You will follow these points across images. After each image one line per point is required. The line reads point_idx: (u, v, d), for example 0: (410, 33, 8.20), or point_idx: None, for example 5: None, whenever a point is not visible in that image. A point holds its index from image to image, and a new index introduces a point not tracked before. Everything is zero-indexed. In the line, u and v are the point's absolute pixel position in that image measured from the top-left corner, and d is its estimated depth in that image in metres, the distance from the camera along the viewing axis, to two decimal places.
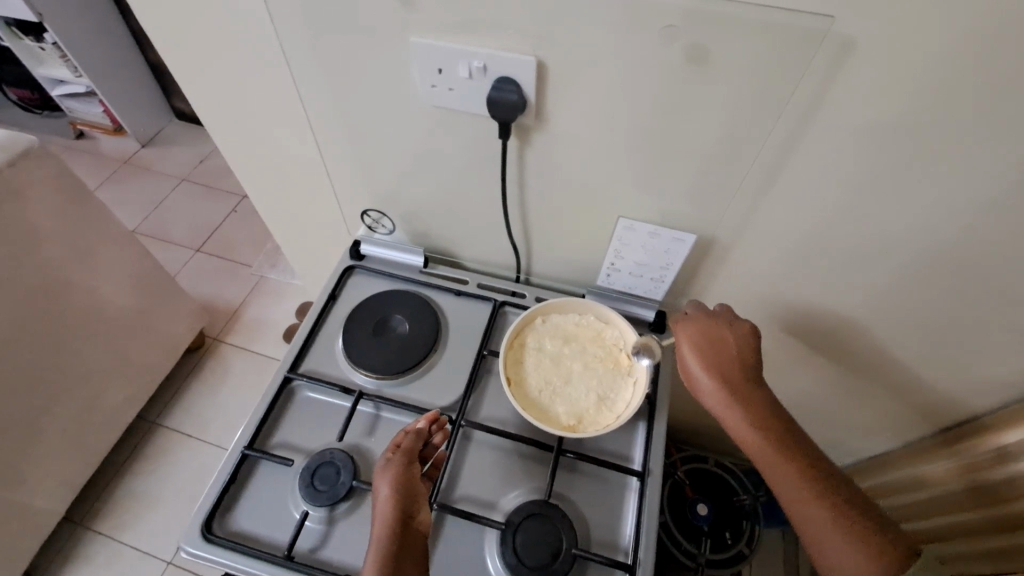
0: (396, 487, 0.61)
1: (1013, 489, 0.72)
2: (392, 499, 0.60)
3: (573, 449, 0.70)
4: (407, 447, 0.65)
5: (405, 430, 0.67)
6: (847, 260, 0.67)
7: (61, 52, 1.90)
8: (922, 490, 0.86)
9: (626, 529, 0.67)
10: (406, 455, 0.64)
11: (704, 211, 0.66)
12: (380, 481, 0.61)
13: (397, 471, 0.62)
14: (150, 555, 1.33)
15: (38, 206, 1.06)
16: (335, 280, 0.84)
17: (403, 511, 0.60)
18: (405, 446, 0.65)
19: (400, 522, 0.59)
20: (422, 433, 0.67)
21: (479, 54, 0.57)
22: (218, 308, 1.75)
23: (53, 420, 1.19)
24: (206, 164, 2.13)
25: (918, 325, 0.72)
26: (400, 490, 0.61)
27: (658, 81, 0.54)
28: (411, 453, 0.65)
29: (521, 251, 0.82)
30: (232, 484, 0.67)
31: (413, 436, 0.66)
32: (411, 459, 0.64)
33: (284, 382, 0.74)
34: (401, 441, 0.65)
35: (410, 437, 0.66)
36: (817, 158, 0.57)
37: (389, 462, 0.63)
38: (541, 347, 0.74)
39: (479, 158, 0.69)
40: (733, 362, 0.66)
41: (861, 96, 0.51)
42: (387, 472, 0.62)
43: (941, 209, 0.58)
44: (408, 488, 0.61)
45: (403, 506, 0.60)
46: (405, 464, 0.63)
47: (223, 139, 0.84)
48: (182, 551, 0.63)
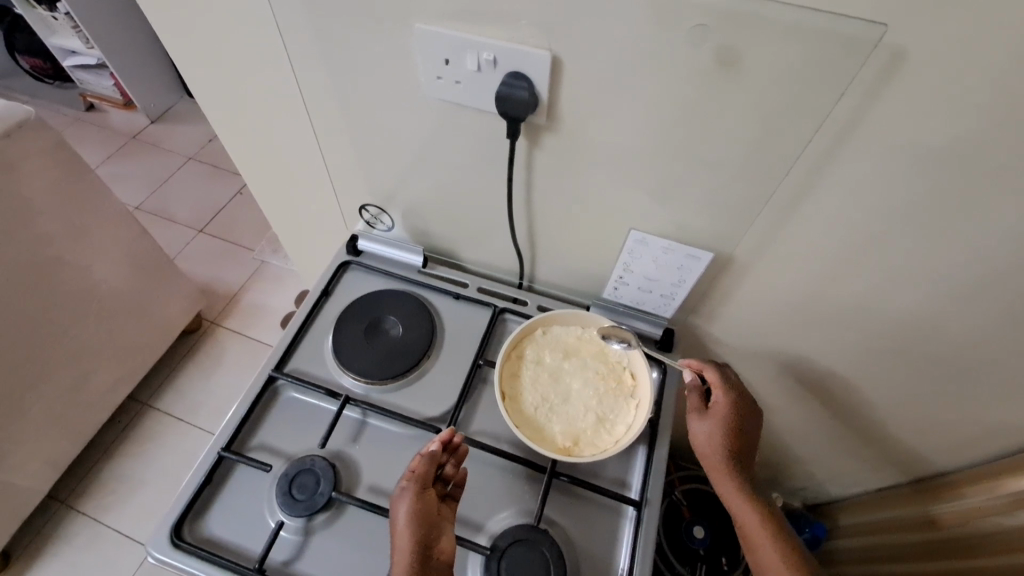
0: (412, 519, 0.56)
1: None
2: (409, 532, 0.55)
3: (567, 472, 0.66)
4: (421, 472, 0.59)
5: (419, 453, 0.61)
6: (874, 287, 0.63)
7: (73, 23, 1.87)
8: (931, 532, 0.83)
9: (619, 562, 0.63)
10: (419, 482, 0.58)
11: (724, 228, 0.62)
12: (397, 512, 0.57)
13: (411, 502, 0.57)
14: (132, 540, 1.31)
15: (31, 180, 1.03)
16: (329, 276, 0.80)
17: (421, 545, 0.55)
18: (418, 471, 0.59)
19: (420, 558, 0.54)
20: (437, 455, 0.61)
21: (489, 46, 0.52)
22: (217, 291, 1.72)
23: (38, 398, 1.17)
24: (214, 144, 2.10)
25: (943, 361, 0.68)
26: (416, 522, 0.56)
27: (684, 86, 0.50)
28: (426, 478, 0.59)
29: (525, 257, 0.78)
30: (205, 488, 0.64)
31: (427, 460, 0.60)
32: (427, 485, 0.59)
33: (268, 381, 0.71)
34: (415, 466, 0.60)
35: (424, 461, 0.60)
36: (852, 178, 0.53)
37: (403, 492, 0.58)
38: (540, 361, 0.70)
39: (485, 157, 0.65)
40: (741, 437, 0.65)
41: (906, 116, 0.47)
42: (402, 503, 0.57)
43: (984, 240, 0.53)
44: (425, 518, 0.57)
45: (421, 540, 0.55)
46: (419, 492, 0.58)
47: (220, 122, 0.80)
48: (149, 556, 0.60)
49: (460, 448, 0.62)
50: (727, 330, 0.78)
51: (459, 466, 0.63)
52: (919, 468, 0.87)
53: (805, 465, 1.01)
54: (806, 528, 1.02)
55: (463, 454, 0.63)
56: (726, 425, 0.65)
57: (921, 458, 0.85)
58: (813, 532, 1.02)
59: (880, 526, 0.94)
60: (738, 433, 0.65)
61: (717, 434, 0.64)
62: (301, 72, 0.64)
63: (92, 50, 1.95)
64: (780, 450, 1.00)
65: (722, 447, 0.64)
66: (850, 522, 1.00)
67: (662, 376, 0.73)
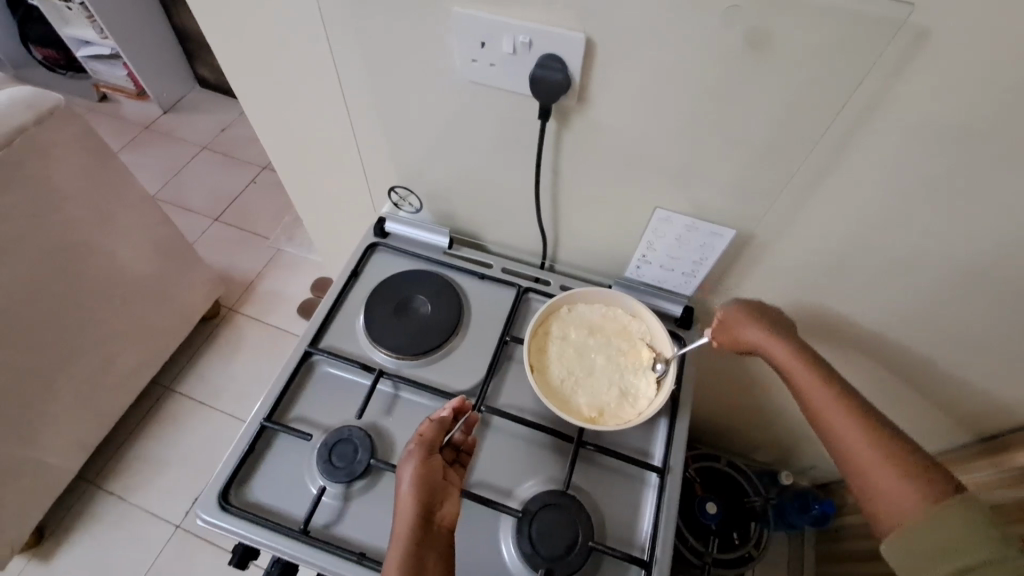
0: (417, 480, 0.57)
1: None
2: (412, 493, 0.56)
3: (593, 441, 0.69)
4: (428, 437, 0.61)
5: (428, 419, 0.63)
6: (890, 265, 0.65)
7: (88, 13, 1.88)
8: None
9: (643, 526, 0.66)
10: (426, 446, 0.60)
11: (746, 207, 0.64)
12: (402, 474, 0.58)
13: (418, 464, 0.58)
14: (159, 518, 1.35)
15: (61, 166, 1.05)
16: (357, 257, 0.83)
17: (425, 506, 0.56)
18: (426, 436, 0.61)
19: (423, 518, 0.55)
20: (447, 422, 0.63)
21: (525, 29, 0.55)
22: (234, 279, 1.75)
23: (68, 379, 1.20)
24: (227, 134, 2.12)
25: (956, 338, 0.70)
26: (421, 483, 0.57)
27: (712, 67, 0.52)
28: (433, 443, 0.61)
29: (549, 238, 0.81)
30: (249, 455, 0.67)
31: (436, 425, 0.62)
32: (433, 450, 0.60)
33: (304, 356, 0.74)
34: (424, 430, 0.62)
35: (432, 426, 0.62)
36: (875, 155, 0.55)
37: (410, 454, 0.59)
38: (565, 336, 0.73)
39: (514, 139, 0.67)
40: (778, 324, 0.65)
41: (927, 95, 0.49)
42: (408, 465, 0.59)
43: (1000, 219, 0.55)
44: (430, 481, 0.58)
45: (425, 501, 0.56)
46: (425, 456, 0.60)
47: (252, 106, 0.82)
48: (198, 518, 0.63)
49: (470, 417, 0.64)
50: None
51: (469, 433, 0.66)
52: None
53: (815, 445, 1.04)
54: (816, 504, 1.03)
55: (472, 422, 0.66)
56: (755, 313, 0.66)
57: None
58: (822, 508, 1.02)
59: None
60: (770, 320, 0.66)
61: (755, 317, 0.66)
62: (336, 55, 0.67)
63: (106, 40, 1.96)
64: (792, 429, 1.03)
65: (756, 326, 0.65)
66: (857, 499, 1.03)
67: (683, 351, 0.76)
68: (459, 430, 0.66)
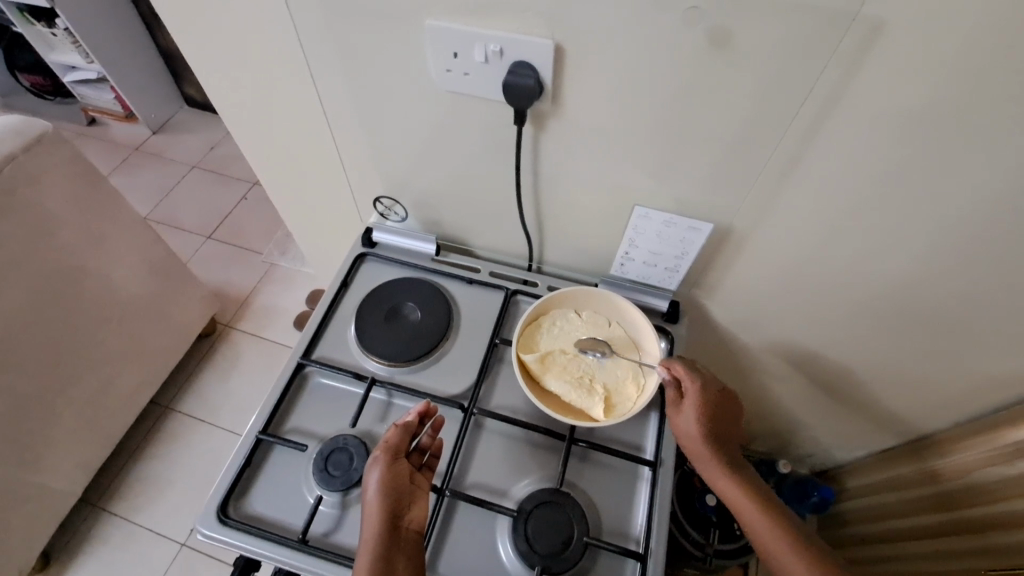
0: (382, 486, 0.59)
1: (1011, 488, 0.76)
2: (377, 501, 0.58)
3: (585, 438, 0.70)
4: (393, 442, 0.62)
5: (394, 424, 0.63)
6: (867, 251, 0.66)
7: (72, 38, 1.89)
8: (896, 493, 0.95)
9: (637, 519, 0.67)
10: (391, 452, 0.61)
11: (723, 202, 0.65)
12: (368, 480, 0.59)
13: (384, 471, 0.59)
14: (165, 537, 1.36)
15: (50, 191, 1.06)
16: (346, 268, 0.84)
17: (391, 512, 0.58)
18: (391, 441, 0.62)
19: (390, 523, 0.57)
20: (412, 427, 0.63)
21: (496, 38, 0.56)
22: (229, 295, 1.76)
23: (68, 402, 1.21)
24: (217, 152, 2.14)
25: (937, 319, 0.71)
26: (387, 489, 0.58)
27: (679, 66, 0.53)
28: (399, 448, 0.62)
29: (534, 241, 0.82)
30: (246, 468, 0.68)
31: (402, 431, 0.63)
32: (398, 455, 0.61)
33: (297, 368, 0.75)
34: (389, 436, 0.62)
35: (398, 431, 0.62)
36: (844, 142, 0.56)
37: (376, 461, 0.60)
38: (559, 327, 0.75)
39: (493, 145, 0.68)
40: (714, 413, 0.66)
41: (888, 82, 0.50)
42: (373, 471, 0.60)
43: (968, 201, 0.57)
44: (396, 486, 0.59)
45: (391, 510, 0.58)
46: (390, 462, 0.60)
47: (236, 124, 0.84)
48: (198, 533, 0.64)
49: (435, 420, 0.65)
50: (730, 300, 0.82)
51: (436, 436, 0.67)
52: (919, 427, 0.90)
53: (810, 432, 1.05)
54: (815, 492, 1.06)
55: (439, 425, 0.66)
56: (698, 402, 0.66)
57: (919, 417, 0.89)
58: (822, 495, 1.06)
59: (884, 484, 0.98)
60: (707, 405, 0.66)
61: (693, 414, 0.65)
62: (315, 72, 0.68)
63: (92, 64, 1.97)
64: (786, 418, 1.04)
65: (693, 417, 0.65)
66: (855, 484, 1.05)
67: (670, 346, 0.77)
68: (427, 433, 0.66)
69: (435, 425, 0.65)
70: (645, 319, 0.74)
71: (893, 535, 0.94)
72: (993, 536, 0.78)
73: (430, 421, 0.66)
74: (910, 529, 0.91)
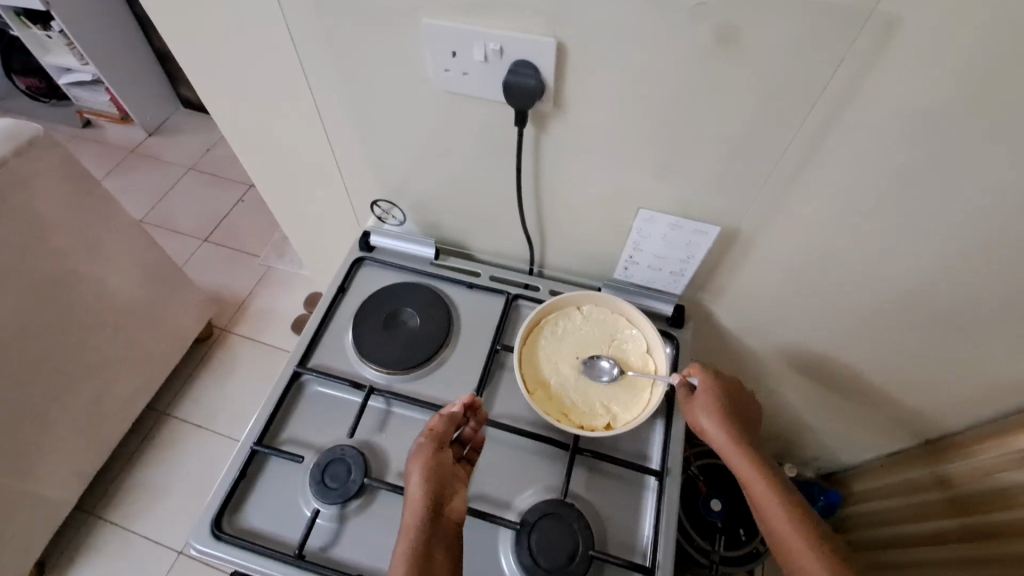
0: (426, 474, 0.58)
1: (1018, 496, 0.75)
2: (420, 488, 0.57)
3: (589, 448, 0.68)
4: (438, 431, 0.61)
5: (438, 414, 0.63)
6: (877, 252, 0.64)
7: (66, 40, 1.87)
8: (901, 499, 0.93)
9: (644, 531, 0.65)
10: (435, 441, 0.61)
11: (730, 203, 0.64)
12: (411, 467, 0.59)
13: (427, 459, 0.59)
14: (162, 545, 1.34)
15: (43, 197, 1.04)
16: (343, 273, 0.82)
17: (433, 500, 0.57)
18: (435, 430, 0.61)
19: (430, 511, 0.56)
20: (456, 417, 0.63)
21: (496, 37, 0.54)
22: (226, 299, 1.74)
23: (63, 410, 1.19)
24: (213, 154, 2.12)
25: (947, 322, 0.69)
26: (429, 478, 0.58)
27: (686, 66, 0.51)
28: (442, 438, 0.62)
29: (535, 244, 0.80)
30: (241, 481, 0.66)
31: (446, 420, 0.62)
32: (441, 445, 0.61)
33: (293, 376, 0.73)
34: (433, 425, 0.62)
35: (442, 421, 0.62)
36: (856, 144, 0.54)
37: (420, 449, 0.60)
38: (560, 333, 0.72)
39: (494, 146, 0.67)
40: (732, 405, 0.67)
41: (904, 80, 0.48)
42: (416, 459, 0.59)
43: (982, 204, 0.55)
44: (437, 475, 0.59)
45: (433, 497, 0.57)
46: (434, 451, 0.60)
47: (230, 126, 0.82)
48: (192, 548, 0.62)
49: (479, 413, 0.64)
50: (736, 304, 0.80)
51: (478, 430, 0.65)
52: (928, 432, 0.89)
53: (816, 436, 1.03)
54: (822, 496, 1.05)
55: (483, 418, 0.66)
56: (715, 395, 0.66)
57: (927, 422, 0.87)
58: (828, 500, 1.04)
59: (894, 488, 0.95)
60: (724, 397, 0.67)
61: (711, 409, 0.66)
62: (309, 73, 0.66)
63: (87, 66, 1.95)
64: (793, 421, 1.02)
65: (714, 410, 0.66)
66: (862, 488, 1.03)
67: (675, 351, 0.76)
68: (470, 426, 0.66)
69: (478, 419, 0.65)
70: (651, 327, 0.72)
71: (902, 540, 0.92)
72: (1011, 544, 0.75)
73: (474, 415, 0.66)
74: (918, 533, 0.89)
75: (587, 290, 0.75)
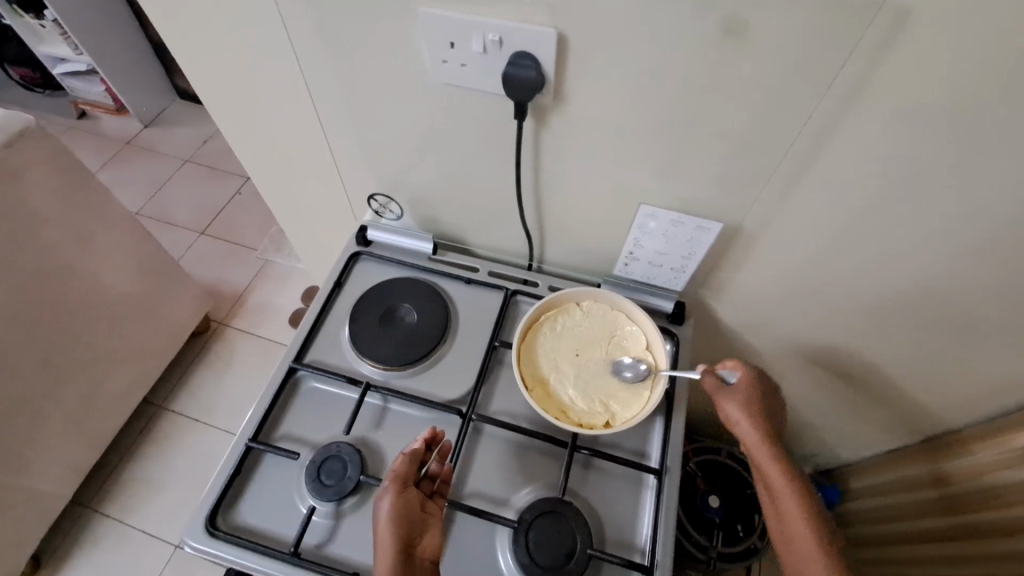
0: (394, 517, 0.56)
1: (1014, 495, 0.75)
2: (391, 533, 0.55)
3: (588, 446, 0.68)
4: (402, 471, 0.59)
5: (400, 453, 0.61)
6: (880, 250, 0.63)
7: (60, 29, 1.85)
8: (898, 496, 0.94)
9: (643, 529, 0.64)
10: (400, 481, 0.59)
11: (732, 199, 0.63)
12: (378, 511, 0.57)
13: (394, 502, 0.57)
14: (158, 538, 1.34)
15: (35, 189, 1.03)
16: (340, 268, 0.81)
17: (404, 542, 0.55)
18: (399, 470, 0.59)
19: (403, 553, 0.54)
20: (419, 454, 0.61)
21: (495, 27, 0.53)
22: (223, 292, 1.73)
23: (57, 404, 1.19)
24: (210, 146, 2.10)
25: (948, 320, 0.69)
26: (397, 519, 0.56)
27: (690, 57, 0.50)
28: (407, 477, 0.59)
29: (534, 239, 0.79)
30: (236, 477, 0.65)
31: (409, 459, 0.60)
32: (407, 484, 0.59)
33: (289, 372, 0.72)
34: (397, 465, 0.60)
35: (405, 460, 0.60)
36: (861, 139, 0.53)
37: (385, 491, 0.58)
38: (559, 330, 0.71)
39: (492, 140, 0.65)
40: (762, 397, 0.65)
41: (912, 75, 0.47)
42: (382, 503, 0.57)
43: (987, 201, 0.54)
44: (405, 516, 0.57)
45: (404, 539, 0.55)
46: (400, 491, 0.58)
47: (224, 118, 0.81)
48: (186, 545, 0.61)
49: (443, 446, 0.63)
50: (736, 301, 0.79)
51: (444, 463, 0.64)
52: (926, 430, 0.88)
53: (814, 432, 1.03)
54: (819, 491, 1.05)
55: (446, 450, 0.64)
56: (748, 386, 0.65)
57: (927, 420, 0.87)
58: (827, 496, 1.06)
59: (892, 485, 0.96)
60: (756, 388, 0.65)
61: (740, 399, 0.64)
62: (305, 64, 0.65)
63: (81, 56, 1.93)
64: (793, 418, 1.01)
65: (746, 399, 0.64)
66: (860, 484, 1.03)
67: (675, 348, 0.75)
68: (435, 460, 0.64)
69: (442, 452, 0.63)
70: (650, 322, 0.71)
71: (901, 538, 0.92)
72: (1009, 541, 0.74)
73: (437, 448, 0.63)
74: (917, 530, 0.89)
75: (584, 287, 0.74)
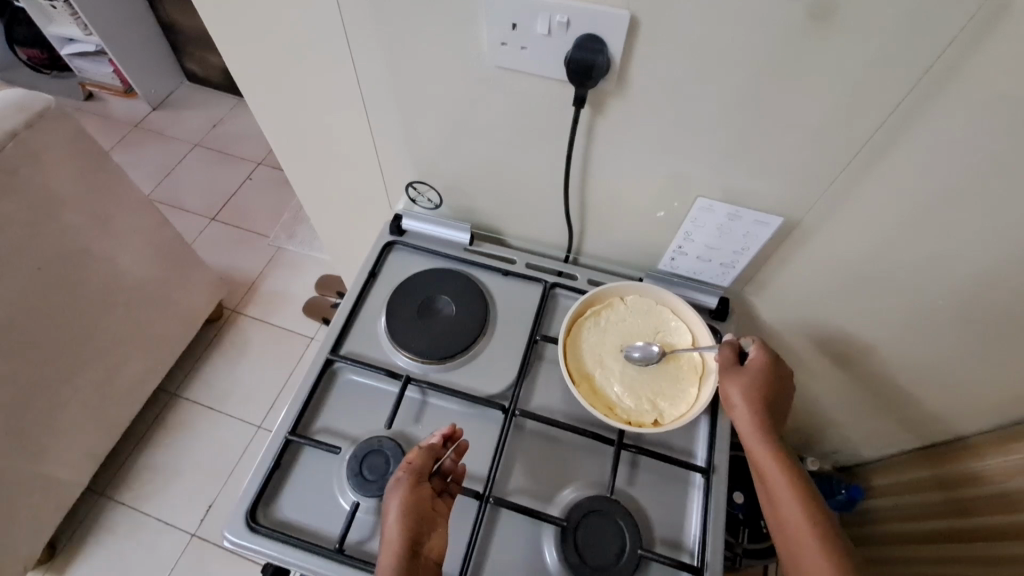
0: (404, 511, 0.55)
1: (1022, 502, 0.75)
2: (399, 526, 0.54)
3: (633, 443, 0.67)
4: (416, 464, 0.58)
5: (417, 446, 0.60)
6: (940, 250, 0.61)
7: (71, 8, 1.80)
8: (914, 496, 0.94)
9: (691, 528, 0.63)
10: (414, 474, 0.58)
11: (792, 193, 0.61)
12: (388, 504, 0.56)
13: (405, 495, 0.56)
14: (173, 527, 1.33)
15: (55, 170, 1.00)
16: (374, 257, 0.79)
17: (411, 538, 0.54)
18: (415, 463, 0.58)
19: (408, 549, 0.53)
20: (435, 448, 0.60)
21: (564, 8, 0.51)
22: (236, 280, 1.71)
23: (74, 390, 1.17)
24: (220, 130, 2.06)
25: (1001, 325, 0.67)
26: (407, 513, 0.55)
27: (770, 44, 0.48)
28: (422, 471, 0.58)
29: (575, 232, 0.77)
30: (275, 471, 0.64)
31: (425, 452, 0.59)
32: (422, 479, 0.58)
33: (326, 364, 0.70)
34: (413, 458, 0.59)
35: (421, 453, 0.59)
36: (940, 134, 0.51)
37: (397, 483, 0.57)
38: (603, 324, 0.70)
39: (543, 128, 0.63)
40: (768, 388, 0.62)
41: (1004, 69, 0.45)
42: (396, 494, 0.56)
43: None
44: (416, 511, 0.56)
45: (412, 535, 0.54)
46: (413, 485, 0.57)
47: (259, 101, 0.78)
48: (226, 540, 0.60)
49: (460, 443, 0.61)
50: (780, 298, 0.77)
51: (460, 461, 0.62)
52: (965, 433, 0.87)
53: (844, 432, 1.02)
54: (842, 489, 1.03)
55: (463, 449, 0.61)
56: (752, 376, 0.62)
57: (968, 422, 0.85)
58: (849, 494, 1.03)
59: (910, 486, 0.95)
60: (766, 378, 0.62)
61: (740, 389, 0.62)
62: (353, 45, 0.62)
63: (90, 37, 1.88)
64: (823, 417, 1.00)
65: (747, 389, 0.61)
66: (884, 482, 1.01)
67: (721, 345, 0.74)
68: (450, 457, 0.62)
69: (459, 449, 0.61)
70: (699, 320, 0.70)
71: (912, 537, 0.92)
72: (1010, 546, 0.75)
73: (454, 445, 0.62)
74: (926, 532, 0.90)
75: (629, 281, 0.73)
